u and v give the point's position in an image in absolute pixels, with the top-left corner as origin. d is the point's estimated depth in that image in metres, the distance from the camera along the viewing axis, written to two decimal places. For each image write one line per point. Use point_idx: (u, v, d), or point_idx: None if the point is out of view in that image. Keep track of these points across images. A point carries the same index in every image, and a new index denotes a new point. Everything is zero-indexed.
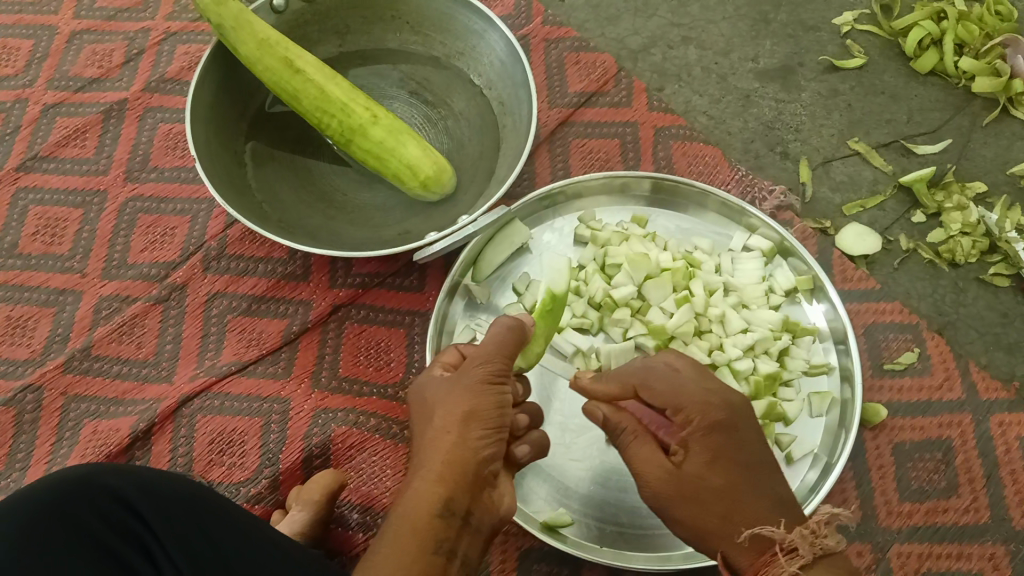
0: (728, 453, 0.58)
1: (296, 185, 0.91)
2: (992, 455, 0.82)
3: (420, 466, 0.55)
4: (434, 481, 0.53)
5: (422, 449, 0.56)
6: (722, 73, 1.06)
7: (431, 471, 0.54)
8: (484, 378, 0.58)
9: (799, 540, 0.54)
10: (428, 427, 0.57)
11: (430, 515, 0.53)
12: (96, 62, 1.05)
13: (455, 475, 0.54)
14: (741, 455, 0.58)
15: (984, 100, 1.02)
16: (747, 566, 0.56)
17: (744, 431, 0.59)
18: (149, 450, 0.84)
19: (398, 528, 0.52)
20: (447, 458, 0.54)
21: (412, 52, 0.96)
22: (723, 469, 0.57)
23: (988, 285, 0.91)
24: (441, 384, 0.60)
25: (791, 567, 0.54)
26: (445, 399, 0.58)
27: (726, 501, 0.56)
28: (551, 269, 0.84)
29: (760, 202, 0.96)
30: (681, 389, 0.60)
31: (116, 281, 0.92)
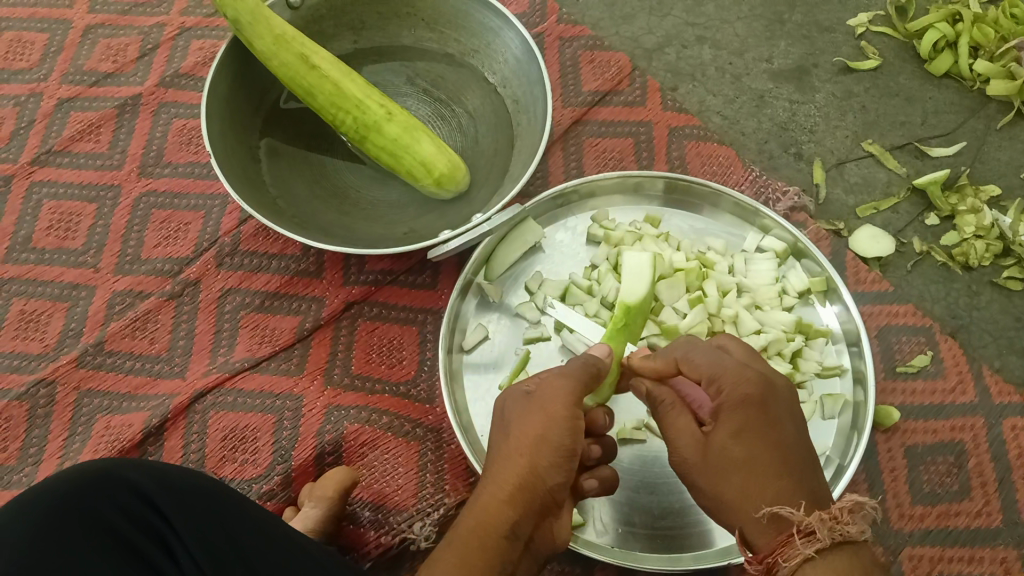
0: (753, 429, 0.57)
1: (311, 181, 0.91)
2: (1005, 459, 0.82)
3: (491, 481, 0.57)
4: (505, 503, 0.56)
5: (494, 464, 0.59)
6: (736, 73, 1.06)
7: (502, 491, 0.56)
8: (562, 398, 0.58)
9: (816, 523, 0.53)
10: (504, 443, 0.59)
11: (494, 531, 0.55)
12: (110, 57, 1.05)
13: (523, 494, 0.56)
14: (765, 435, 0.57)
15: (999, 102, 1.01)
16: (762, 542, 0.56)
17: (774, 411, 0.58)
18: (162, 445, 0.84)
19: (464, 539, 0.55)
20: (517, 478, 0.56)
21: (427, 49, 0.97)
22: (747, 443, 0.57)
23: (1001, 288, 0.91)
24: (518, 399, 0.61)
25: (805, 550, 0.53)
26: (521, 415, 0.59)
27: (744, 472, 0.56)
28: (632, 274, 0.79)
29: (774, 202, 0.96)
30: (718, 365, 0.60)
31: (130, 276, 0.92)
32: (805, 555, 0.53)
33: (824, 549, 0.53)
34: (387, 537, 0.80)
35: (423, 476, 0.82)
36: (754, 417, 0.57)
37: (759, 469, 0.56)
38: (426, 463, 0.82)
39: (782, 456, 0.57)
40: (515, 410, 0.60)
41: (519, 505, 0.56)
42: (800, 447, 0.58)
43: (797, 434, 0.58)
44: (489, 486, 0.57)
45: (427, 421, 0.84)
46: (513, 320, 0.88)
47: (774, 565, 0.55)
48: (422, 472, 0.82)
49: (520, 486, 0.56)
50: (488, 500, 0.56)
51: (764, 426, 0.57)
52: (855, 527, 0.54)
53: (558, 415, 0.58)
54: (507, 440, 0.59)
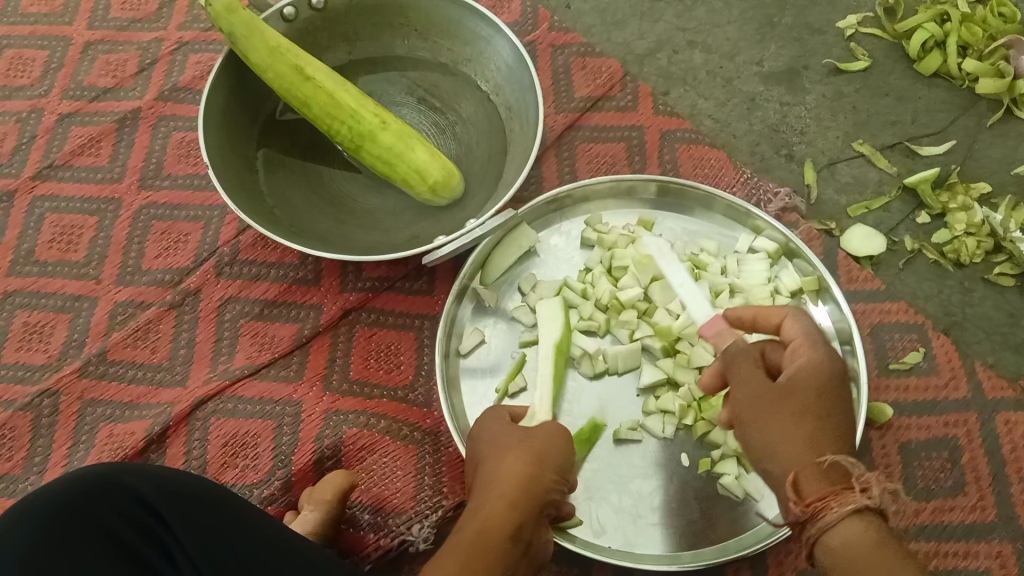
0: (831, 394, 0.58)
1: (308, 191, 0.92)
2: (999, 454, 0.83)
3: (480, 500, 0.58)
4: (509, 505, 0.56)
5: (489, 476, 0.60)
6: (727, 76, 1.07)
7: (506, 492, 0.57)
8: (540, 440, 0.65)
9: (873, 479, 0.53)
10: (492, 461, 0.62)
11: (495, 530, 0.54)
12: (110, 72, 1.07)
13: (520, 500, 0.57)
14: (840, 401, 0.59)
15: (989, 101, 1.02)
16: (812, 489, 0.54)
17: (840, 395, 0.59)
18: (164, 453, 0.86)
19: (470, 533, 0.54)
20: (508, 489, 0.58)
21: (421, 58, 0.98)
22: (824, 402, 0.58)
23: (993, 285, 0.92)
24: (490, 440, 0.66)
25: (861, 497, 0.52)
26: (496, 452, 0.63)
27: (814, 418, 0.57)
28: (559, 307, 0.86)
29: (765, 204, 0.97)
30: (808, 350, 0.61)
31: (131, 287, 0.94)
32: (860, 503, 0.52)
33: (871, 509, 0.53)
34: (386, 539, 0.81)
35: (422, 479, 0.83)
36: (834, 384, 0.59)
37: (829, 419, 0.57)
38: (424, 466, 0.83)
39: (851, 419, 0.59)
40: (488, 448, 0.64)
41: (516, 509, 0.56)
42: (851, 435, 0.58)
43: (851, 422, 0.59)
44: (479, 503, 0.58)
45: (425, 425, 0.85)
46: (509, 325, 0.89)
47: (818, 510, 0.53)
48: (420, 475, 0.83)
49: (516, 493, 0.57)
50: (485, 508, 0.56)
51: (839, 397, 0.59)
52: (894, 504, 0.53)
53: (542, 448, 0.63)
54: (488, 469, 0.61)
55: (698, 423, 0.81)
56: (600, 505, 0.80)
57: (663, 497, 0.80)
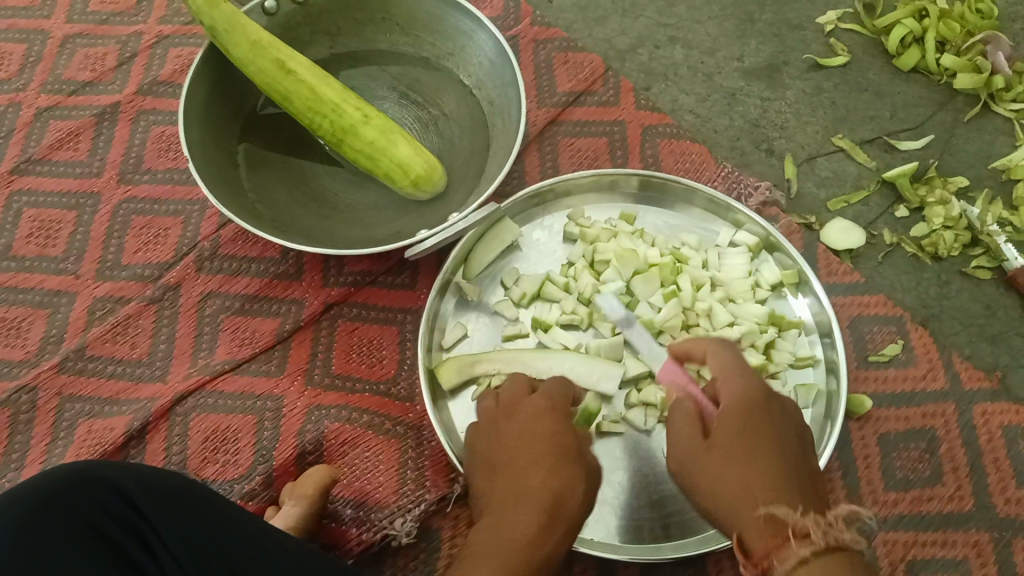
0: (760, 424, 0.59)
1: (290, 186, 0.92)
2: (976, 444, 0.84)
3: (534, 506, 0.60)
4: (546, 521, 0.59)
5: (525, 472, 0.62)
6: (708, 72, 1.07)
7: (545, 504, 0.60)
8: (588, 454, 0.67)
9: (811, 522, 0.50)
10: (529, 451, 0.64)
11: (543, 559, 0.58)
12: (89, 66, 1.06)
13: (566, 528, 0.60)
14: (772, 429, 0.58)
15: (966, 96, 1.03)
16: (751, 535, 0.52)
17: (771, 428, 0.59)
18: (144, 448, 0.85)
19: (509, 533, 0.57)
20: (562, 511, 0.61)
21: (403, 53, 0.98)
22: (750, 435, 0.58)
23: (970, 277, 0.93)
24: (545, 422, 0.66)
25: (800, 549, 0.49)
26: (552, 447, 0.64)
27: (745, 463, 0.56)
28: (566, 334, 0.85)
29: (746, 197, 0.98)
30: (728, 391, 0.62)
31: (110, 282, 0.93)
32: (800, 555, 0.49)
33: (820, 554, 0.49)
34: (368, 534, 0.80)
35: (404, 473, 0.83)
36: (760, 410, 0.60)
37: (758, 460, 0.56)
38: (407, 460, 0.83)
39: (792, 444, 0.59)
40: (538, 436, 0.65)
41: (559, 534, 0.60)
42: (796, 470, 0.56)
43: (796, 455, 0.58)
44: (531, 509, 0.60)
45: (408, 419, 0.85)
46: (492, 319, 0.89)
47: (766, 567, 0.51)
48: (403, 469, 0.83)
49: (568, 521, 0.61)
50: (540, 526, 0.59)
51: (767, 420, 0.59)
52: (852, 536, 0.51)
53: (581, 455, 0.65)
54: (522, 457, 0.64)
55: None
56: None
57: (645, 489, 0.81)
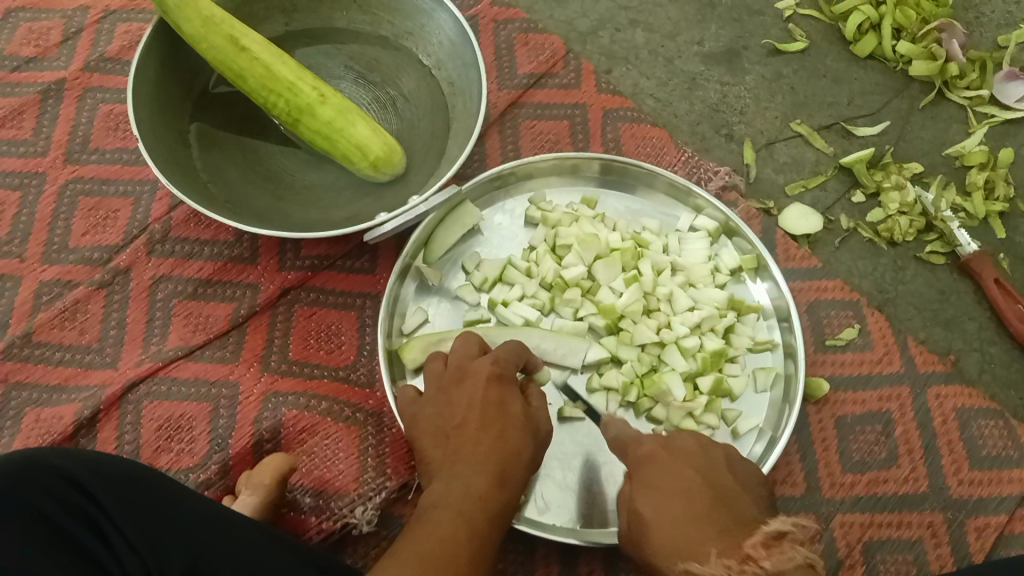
0: (662, 481, 0.63)
1: (244, 166, 0.89)
2: (930, 426, 0.85)
3: (487, 467, 0.62)
4: (491, 484, 0.62)
5: (468, 439, 0.65)
6: (668, 55, 1.07)
7: (488, 468, 0.62)
8: (531, 411, 0.70)
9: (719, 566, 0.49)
10: (469, 419, 0.66)
11: (496, 513, 0.61)
12: (32, 41, 1.02)
13: (514, 485, 0.64)
14: (673, 478, 0.63)
15: (921, 83, 1.05)
16: None
17: (673, 470, 0.64)
18: (95, 437, 0.83)
19: (459, 506, 0.59)
20: (510, 471, 0.64)
21: (360, 31, 0.96)
22: (656, 497, 0.62)
23: (925, 263, 0.94)
24: (491, 386, 0.68)
25: None
26: (499, 413, 0.66)
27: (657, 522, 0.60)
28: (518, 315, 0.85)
29: (706, 182, 0.98)
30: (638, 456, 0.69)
31: (58, 265, 0.90)
32: None
33: None
34: (329, 522, 0.79)
35: (365, 460, 0.82)
36: (658, 467, 0.65)
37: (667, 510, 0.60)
38: (367, 447, 0.82)
39: (694, 478, 0.62)
40: (483, 400, 0.67)
41: (508, 491, 0.63)
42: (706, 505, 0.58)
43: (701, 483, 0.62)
44: (480, 469, 0.62)
45: (368, 406, 0.84)
46: (453, 303, 0.88)
47: None
48: (363, 456, 0.82)
49: (515, 478, 0.64)
50: (493, 484, 0.62)
51: (667, 473, 0.64)
52: (776, 557, 0.47)
53: (516, 410, 0.68)
54: (464, 425, 0.66)
55: (641, 399, 0.82)
56: (544, 483, 0.80)
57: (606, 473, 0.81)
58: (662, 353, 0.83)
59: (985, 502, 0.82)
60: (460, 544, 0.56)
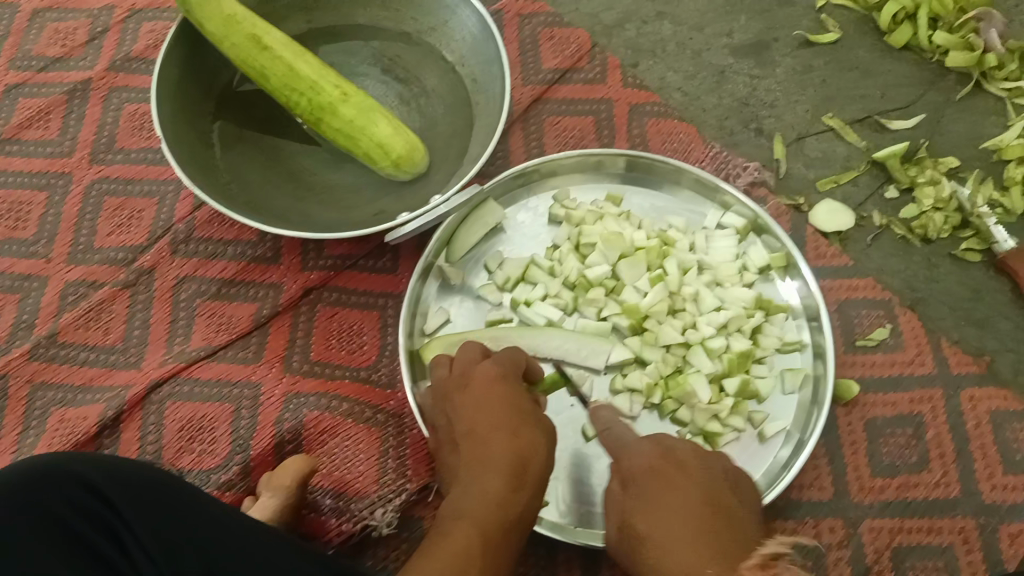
0: (656, 476, 0.62)
1: (266, 164, 0.89)
2: (963, 429, 0.83)
3: (500, 472, 0.61)
4: (506, 487, 0.60)
5: (480, 444, 0.63)
6: (696, 48, 1.05)
7: (502, 472, 0.61)
8: (541, 410, 0.68)
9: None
10: (477, 423, 0.64)
11: (517, 517, 0.60)
12: (59, 41, 1.03)
13: (533, 486, 0.62)
14: (666, 476, 0.61)
15: (958, 74, 1.01)
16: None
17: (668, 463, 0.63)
18: (119, 437, 0.83)
19: (475, 515, 0.58)
20: (528, 472, 0.62)
21: (383, 28, 0.95)
22: (655, 500, 0.59)
23: (960, 261, 0.91)
24: (496, 387, 0.66)
25: None
26: (508, 411, 0.65)
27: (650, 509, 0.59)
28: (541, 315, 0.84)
29: (734, 178, 0.96)
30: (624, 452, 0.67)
31: (83, 265, 0.91)
32: None
33: None
34: (348, 524, 0.79)
35: (385, 463, 0.81)
36: (662, 484, 0.60)
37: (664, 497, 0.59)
38: (388, 450, 0.82)
39: (693, 494, 0.59)
40: (490, 402, 0.65)
41: (529, 493, 0.62)
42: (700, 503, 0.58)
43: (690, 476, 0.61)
44: (495, 474, 0.61)
45: (389, 407, 0.84)
46: (476, 302, 0.87)
47: None
48: (383, 459, 0.81)
49: (533, 480, 0.63)
50: (510, 487, 0.60)
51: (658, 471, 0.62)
52: None
53: (525, 408, 0.66)
54: (474, 428, 0.64)
55: (665, 401, 0.80)
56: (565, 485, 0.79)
57: None
58: (687, 354, 0.82)
59: (1019, 508, 0.80)
60: (475, 551, 0.55)
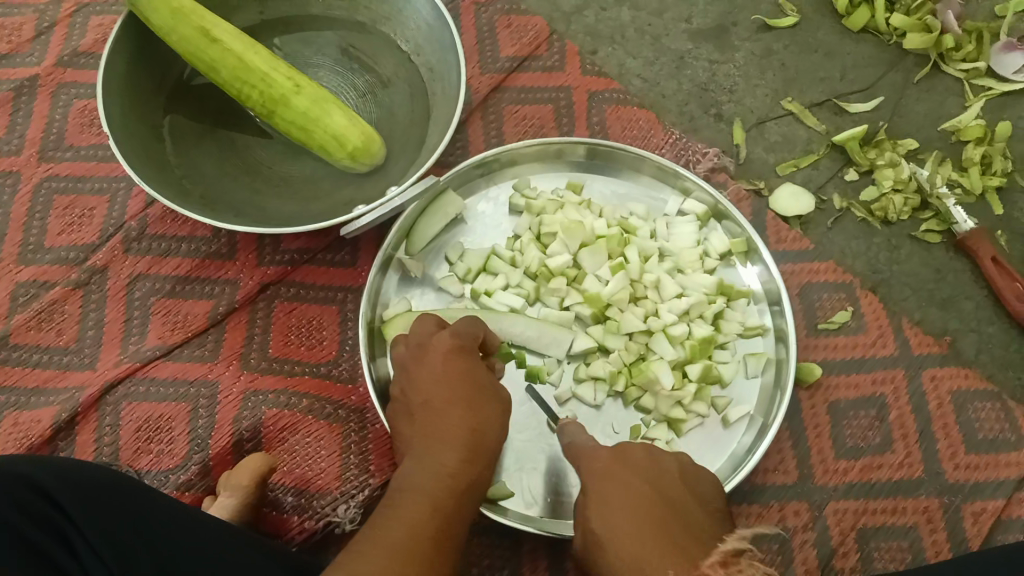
0: (611, 482, 0.62)
1: (219, 158, 0.88)
2: (925, 409, 0.84)
3: (456, 444, 0.61)
4: (462, 462, 0.60)
5: (434, 418, 0.64)
6: (655, 34, 1.04)
7: (455, 447, 0.61)
8: (497, 385, 0.68)
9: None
10: (433, 396, 0.65)
11: (469, 491, 0.59)
12: (4, 37, 1.00)
13: (485, 460, 0.62)
14: (622, 480, 0.62)
15: (916, 56, 1.02)
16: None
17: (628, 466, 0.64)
18: (73, 440, 0.81)
19: (426, 493, 0.57)
20: (481, 448, 0.62)
21: (336, 18, 0.93)
22: (604, 502, 0.60)
23: (920, 242, 0.92)
24: (454, 357, 0.66)
25: None
26: (465, 384, 0.65)
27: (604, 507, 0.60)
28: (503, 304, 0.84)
29: (694, 164, 0.96)
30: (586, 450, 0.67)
31: (33, 266, 0.88)
32: None
33: None
34: (311, 522, 0.78)
35: (347, 458, 0.80)
36: (619, 487, 0.61)
37: (619, 496, 0.60)
38: (349, 445, 0.81)
39: (644, 490, 0.60)
40: (447, 374, 0.65)
41: (480, 469, 0.62)
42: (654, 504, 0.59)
43: (645, 476, 0.62)
44: (451, 448, 0.61)
45: (350, 402, 0.83)
46: (437, 294, 0.86)
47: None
48: (346, 454, 0.80)
49: (487, 453, 0.63)
50: (465, 459, 0.61)
51: (616, 478, 0.62)
52: None
53: (481, 381, 0.66)
54: (431, 401, 0.65)
55: (629, 389, 0.80)
56: (529, 476, 0.79)
57: None
58: (649, 341, 0.81)
59: (981, 486, 0.80)
60: (428, 525, 0.54)
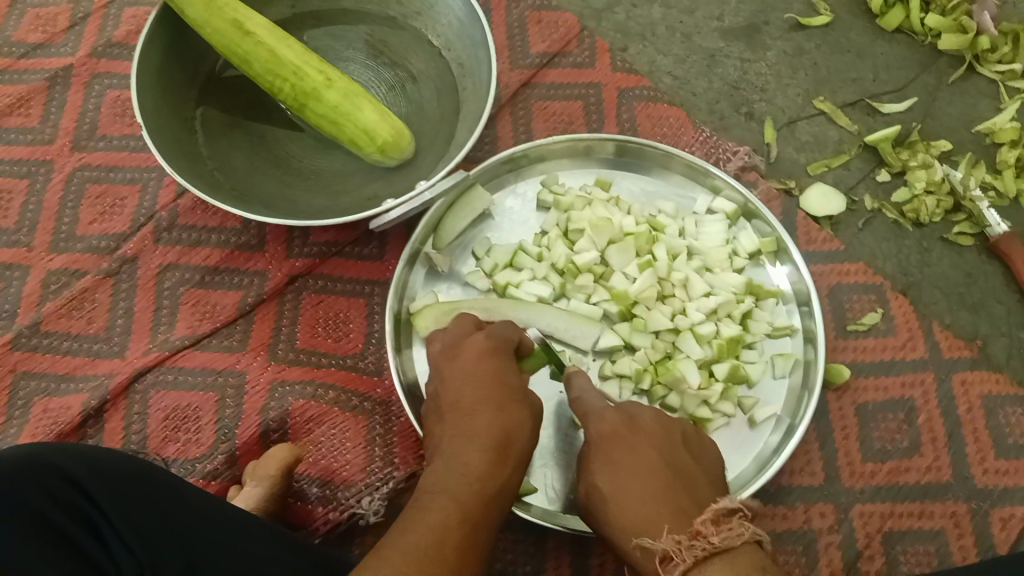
0: (617, 448, 0.61)
1: (250, 151, 0.88)
2: (955, 414, 0.83)
3: (487, 444, 0.60)
4: (492, 463, 0.59)
5: (465, 415, 0.63)
6: (686, 31, 1.04)
7: (486, 447, 0.60)
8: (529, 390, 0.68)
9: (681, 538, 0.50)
10: (465, 394, 0.64)
11: (496, 495, 0.59)
12: (40, 27, 1.01)
13: (514, 465, 0.62)
14: (628, 445, 0.61)
15: (950, 56, 1.00)
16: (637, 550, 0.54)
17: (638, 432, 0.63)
18: (102, 427, 0.82)
19: (455, 492, 0.56)
20: (511, 452, 0.62)
21: (368, 12, 0.93)
22: (612, 468, 0.60)
23: (952, 244, 0.90)
24: (486, 358, 0.67)
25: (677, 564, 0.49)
26: (497, 385, 0.65)
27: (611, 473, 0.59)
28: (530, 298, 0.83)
29: (723, 163, 0.95)
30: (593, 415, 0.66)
31: (65, 254, 0.89)
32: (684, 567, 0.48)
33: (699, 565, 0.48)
34: (336, 512, 0.79)
35: (373, 451, 0.81)
36: (621, 446, 0.61)
37: (626, 462, 0.59)
38: (375, 437, 0.81)
39: (654, 457, 0.59)
40: (480, 375, 0.65)
41: (508, 473, 0.61)
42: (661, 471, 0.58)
43: (654, 443, 0.61)
44: (481, 447, 0.60)
45: (376, 395, 0.83)
46: (464, 288, 0.86)
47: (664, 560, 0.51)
48: (371, 446, 0.81)
49: (518, 458, 0.62)
50: (494, 461, 0.60)
51: (622, 442, 0.62)
52: (724, 534, 0.49)
53: (514, 384, 0.66)
54: (462, 398, 0.64)
55: (655, 387, 0.80)
56: (555, 472, 0.79)
57: None
58: (676, 339, 0.81)
59: (1011, 492, 0.79)
60: (455, 526, 0.54)
